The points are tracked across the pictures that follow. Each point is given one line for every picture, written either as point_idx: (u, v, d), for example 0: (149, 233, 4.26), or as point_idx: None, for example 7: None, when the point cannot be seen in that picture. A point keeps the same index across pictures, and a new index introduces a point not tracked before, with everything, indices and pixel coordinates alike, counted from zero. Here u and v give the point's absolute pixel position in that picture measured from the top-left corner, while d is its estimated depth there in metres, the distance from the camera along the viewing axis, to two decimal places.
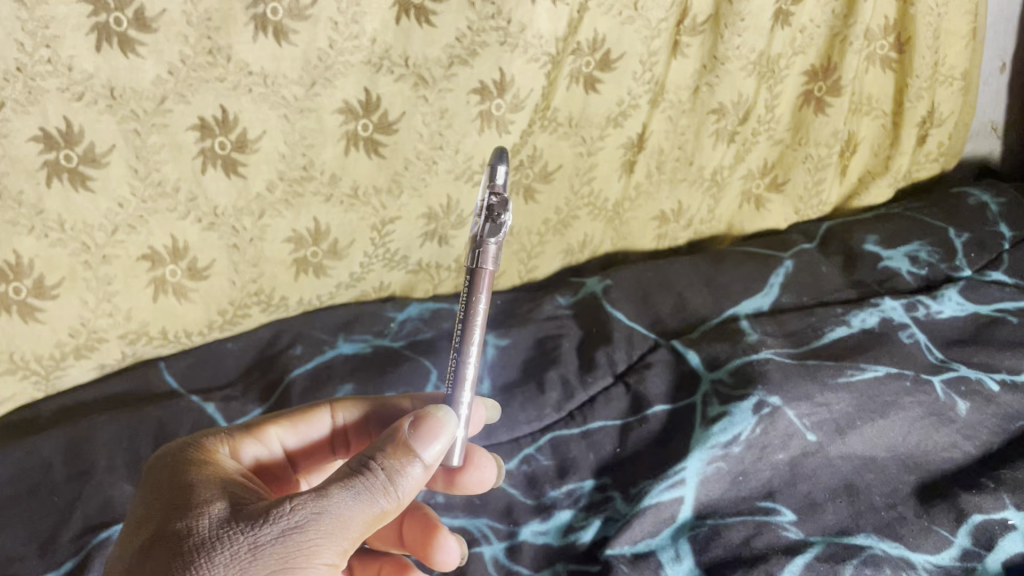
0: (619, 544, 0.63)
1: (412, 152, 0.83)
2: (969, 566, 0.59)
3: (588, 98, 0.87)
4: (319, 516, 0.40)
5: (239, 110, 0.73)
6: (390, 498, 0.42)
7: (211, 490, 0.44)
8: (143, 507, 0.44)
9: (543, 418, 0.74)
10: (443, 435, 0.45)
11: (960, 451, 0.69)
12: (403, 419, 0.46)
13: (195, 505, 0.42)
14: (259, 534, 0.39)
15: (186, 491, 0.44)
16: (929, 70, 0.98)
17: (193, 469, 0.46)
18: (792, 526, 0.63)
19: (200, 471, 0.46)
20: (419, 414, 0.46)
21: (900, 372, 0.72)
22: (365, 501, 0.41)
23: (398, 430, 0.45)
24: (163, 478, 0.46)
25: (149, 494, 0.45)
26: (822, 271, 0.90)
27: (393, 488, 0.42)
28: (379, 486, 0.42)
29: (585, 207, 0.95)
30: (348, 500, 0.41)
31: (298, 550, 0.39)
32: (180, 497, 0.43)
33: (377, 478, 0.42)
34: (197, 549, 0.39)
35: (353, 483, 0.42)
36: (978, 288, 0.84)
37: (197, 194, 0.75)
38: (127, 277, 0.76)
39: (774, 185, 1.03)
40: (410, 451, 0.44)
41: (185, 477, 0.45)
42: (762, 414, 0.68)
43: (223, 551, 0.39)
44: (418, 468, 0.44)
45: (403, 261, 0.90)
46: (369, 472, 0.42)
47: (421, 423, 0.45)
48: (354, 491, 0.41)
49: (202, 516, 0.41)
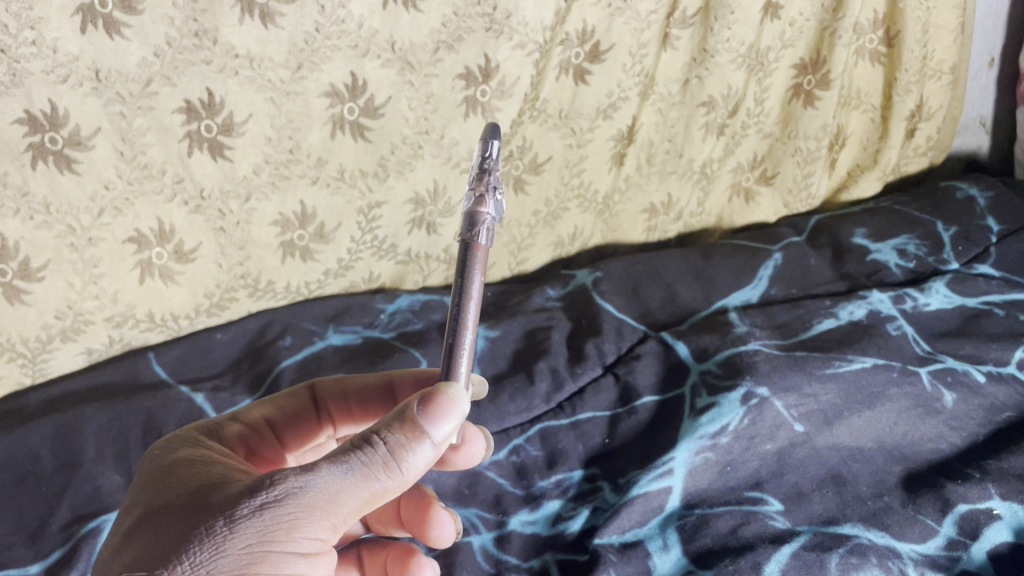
0: (608, 533, 0.63)
1: (399, 137, 0.82)
2: (954, 556, 0.60)
3: (577, 90, 0.87)
4: (300, 490, 0.39)
5: (225, 93, 0.72)
6: (390, 477, 0.41)
7: (195, 469, 0.43)
8: (137, 489, 0.44)
9: (532, 409, 0.74)
10: (455, 414, 0.43)
11: (947, 442, 0.69)
12: (416, 393, 0.44)
13: (184, 484, 0.42)
14: (236, 509, 0.39)
15: (172, 471, 0.44)
16: (917, 63, 0.99)
17: (180, 450, 0.46)
18: (779, 515, 0.64)
19: (187, 452, 0.46)
20: (431, 389, 0.44)
21: (887, 363, 0.73)
22: (358, 476, 0.40)
23: (409, 406, 0.43)
24: (152, 461, 0.46)
25: (143, 477, 0.45)
26: (810, 264, 0.90)
27: (395, 466, 0.41)
28: (379, 463, 0.41)
29: (575, 199, 0.95)
30: (336, 474, 0.40)
31: (278, 525, 0.38)
32: (164, 479, 0.43)
33: (377, 454, 0.41)
34: (182, 526, 0.39)
35: (350, 458, 0.41)
36: (965, 281, 0.84)
37: (183, 176, 0.75)
38: (114, 260, 0.76)
39: (763, 178, 1.04)
40: (417, 428, 0.42)
41: (177, 460, 0.45)
42: (750, 405, 0.69)
43: (201, 528, 0.39)
44: (427, 446, 0.42)
45: (392, 251, 0.90)
46: (370, 448, 0.41)
47: (432, 401, 0.43)
48: (344, 466, 0.40)
49: (190, 493, 0.41)
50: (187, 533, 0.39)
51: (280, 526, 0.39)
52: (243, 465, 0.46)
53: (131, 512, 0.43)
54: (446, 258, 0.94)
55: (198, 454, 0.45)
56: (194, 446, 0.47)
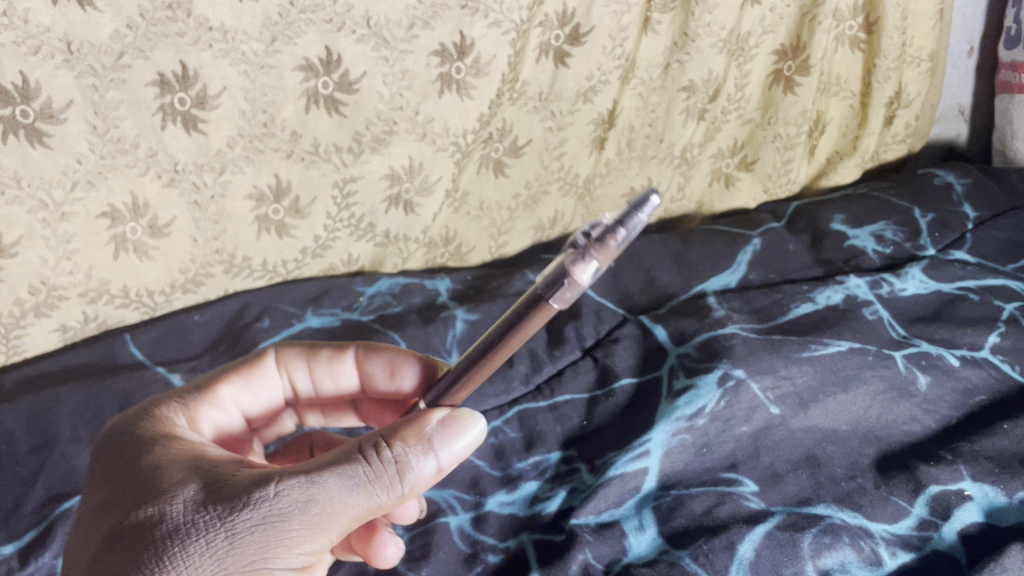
0: (584, 514, 0.63)
1: (373, 112, 0.81)
2: (925, 535, 0.60)
3: (557, 72, 0.87)
4: (304, 506, 0.40)
5: (200, 66, 0.72)
6: (396, 492, 0.42)
7: (179, 470, 0.43)
8: (111, 488, 0.44)
9: (511, 391, 0.75)
10: (470, 441, 0.44)
11: (920, 425, 0.70)
12: (433, 411, 0.45)
13: (167, 488, 0.42)
14: (238, 521, 0.40)
15: (155, 473, 0.43)
16: (896, 50, 0.98)
17: (155, 448, 0.45)
18: (754, 496, 0.64)
19: (160, 450, 0.45)
20: (448, 411, 0.45)
21: (862, 347, 0.73)
22: (363, 493, 0.41)
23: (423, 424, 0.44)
24: (124, 456, 0.45)
25: (117, 476, 0.44)
26: (788, 249, 0.91)
27: (400, 484, 0.42)
28: (386, 480, 0.42)
29: (555, 182, 0.96)
30: (341, 490, 0.41)
31: (279, 539, 0.40)
32: (145, 481, 0.43)
33: (384, 471, 0.42)
34: (172, 535, 0.40)
35: (358, 474, 0.41)
36: (941, 266, 0.85)
37: (157, 150, 0.74)
38: (87, 235, 0.75)
39: (743, 164, 1.04)
40: (425, 443, 0.43)
41: (154, 460, 0.44)
42: (726, 387, 0.69)
43: (202, 540, 0.40)
44: (434, 463, 0.43)
45: (370, 231, 0.90)
46: (378, 464, 0.42)
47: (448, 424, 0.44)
48: (350, 479, 0.41)
49: (175, 501, 0.41)
50: (184, 546, 0.40)
51: (285, 543, 0.40)
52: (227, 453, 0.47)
53: (109, 515, 0.42)
54: (425, 240, 0.93)
55: (177, 453, 0.45)
56: (166, 440, 0.46)
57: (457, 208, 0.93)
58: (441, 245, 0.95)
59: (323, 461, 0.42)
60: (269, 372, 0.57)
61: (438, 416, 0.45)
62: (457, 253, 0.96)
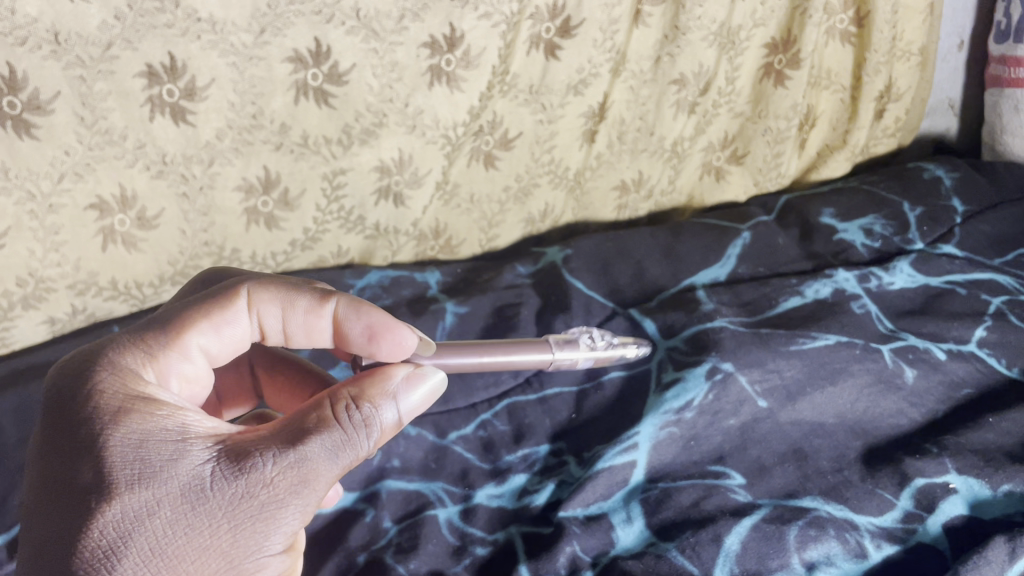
0: (572, 506, 0.63)
1: (362, 104, 0.81)
2: (910, 528, 0.61)
3: (548, 65, 0.87)
4: (302, 483, 0.44)
5: (188, 57, 0.72)
6: (368, 451, 0.48)
7: (163, 446, 0.44)
8: (82, 464, 0.43)
9: (499, 384, 0.74)
10: (423, 395, 0.52)
11: (906, 418, 0.70)
12: (392, 370, 0.51)
13: (155, 469, 0.43)
14: (243, 505, 0.43)
15: (131, 450, 0.43)
16: (887, 44, 0.99)
17: (124, 418, 0.44)
18: (741, 489, 0.64)
19: (128, 421, 0.44)
20: (406, 370, 0.52)
21: (850, 340, 0.74)
22: (347, 457, 0.46)
23: (386, 386, 0.50)
24: (88, 423, 0.44)
25: (86, 450, 0.43)
26: (778, 243, 0.91)
27: (374, 440, 0.48)
28: (364, 440, 0.48)
29: (546, 175, 0.96)
30: (331, 460, 0.46)
31: (281, 514, 0.44)
32: (127, 457, 0.43)
33: (361, 435, 0.47)
34: (177, 522, 0.42)
35: (341, 441, 0.46)
36: (929, 260, 0.85)
37: (146, 141, 0.74)
38: (75, 227, 0.75)
39: (734, 157, 1.04)
40: (388, 401, 0.50)
41: (129, 433, 0.44)
42: (715, 380, 0.70)
43: (209, 524, 0.43)
44: (394, 418, 0.50)
45: (360, 223, 0.90)
46: (356, 428, 0.47)
47: (406, 385, 0.51)
48: (336, 448, 0.46)
49: (170, 484, 0.43)
50: (193, 532, 0.42)
51: (282, 520, 0.44)
52: (194, 409, 0.47)
53: (88, 499, 0.42)
54: (415, 233, 0.93)
55: (148, 423, 0.45)
56: (130, 406, 0.45)
57: (447, 201, 0.93)
58: (431, 238, 0.95)
59: (300, 426, 0.46)
60: (241, 317, 0.54)
61: (397, 374, 0.51)
62: (447, 246, 0.96)
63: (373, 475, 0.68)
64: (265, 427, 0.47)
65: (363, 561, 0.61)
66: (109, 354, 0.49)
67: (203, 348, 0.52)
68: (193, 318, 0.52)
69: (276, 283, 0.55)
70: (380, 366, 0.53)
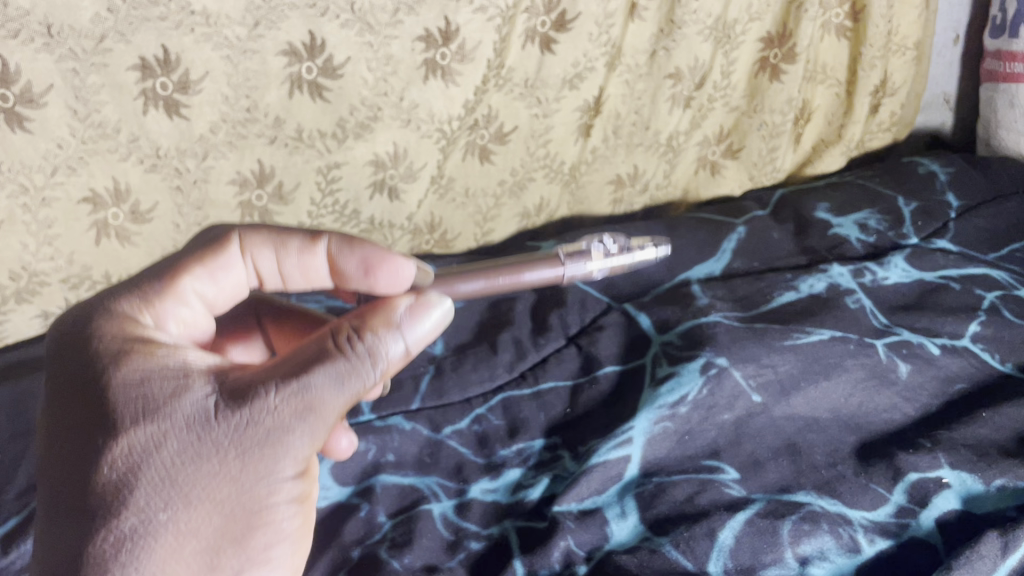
0: (567, 501, 0.64)
1: (357, 98, 0.81)
2: (903, 522, 0.61)
3: (543, 59, 0.87)
4: (302, 413, 0.42)
5: (182, 50, 0.71)
6: (374, 381, 0.44)
7: (162, 382, 0.42)
8: (88, 407, 0.42)
9: (494, 378, 0.75)
10: (434, 324, 0.47)
11: (901, 413, 0.70)
12: (397, 298, 0.47)
13: (154, 406, 0.41)
14: (244, 437, 0.41)
15: (131, 386, 0.42)
16: (882, 39, 0.98)
17: (124, 359, 0.43)
18: (735, 483, 0.65)
19: (127, 362, 0.43)
20: (411, 298, 0.47)
21: (844, 335, 0.74)
22: (350, 388, 0.43)
23: (390, 314, 0.46)
24: (91, 364, 0.44)
25: (93, 392, 0.43)
26: (772, 237, 0.91)
27: (378, 371, 0.44)
28: (368, 371, 0.44)
29: (541, 169, 0.96)
30: (332, 390, 0.43)
31: (285, 444, 0.42)
32: (126, 397, 0.42)
33: (365, 365, 0.44)
34: (179, 457, 0.41)
35: (344, 371, 0.43)
36: (924, 255, 0.85)
37: (139, 135, 0.74)
38: (69, 220, 0.75)
39: (729, 151, 1.05)
40: (393, 332, 0.45)
41: (130, 373, 0.43)
42: (709, 375, 0.70)
43: (210, 460, 0.41)
44: (400, 350, 0.45)
45: (354, 217, 0.90)
46: (358, 357, 0.44)
47: (411, 312, 0.46)
48: (338, 378, 0.43)
49: (169, 420, 0.41)
50: (194, 467, 0.41)
51: (287, 448, 0.42)
52: (195, 348, 0.46)
53: (94, 435, 0.41)
54: (410, 227, 0.93)
55: (149, 362, 0.43)
56: (131, 347, 0.44)
57: (442, 194, 0.93)
58: (426, 232, 0.95)
59: (297, 357, 0.43)
60: (234, 262, 0.53)
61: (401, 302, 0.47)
62: (442, 240, 0.96)
63: (368, 469, 0.68)
64: (268, 360, 0.44)
65: (357, 556, 0.60)
66: (109, 300, 0.48)
67: (200, 294, 0.51)
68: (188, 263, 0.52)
69: (267, 228, 0.54)
70: (387, 298, 0.49)
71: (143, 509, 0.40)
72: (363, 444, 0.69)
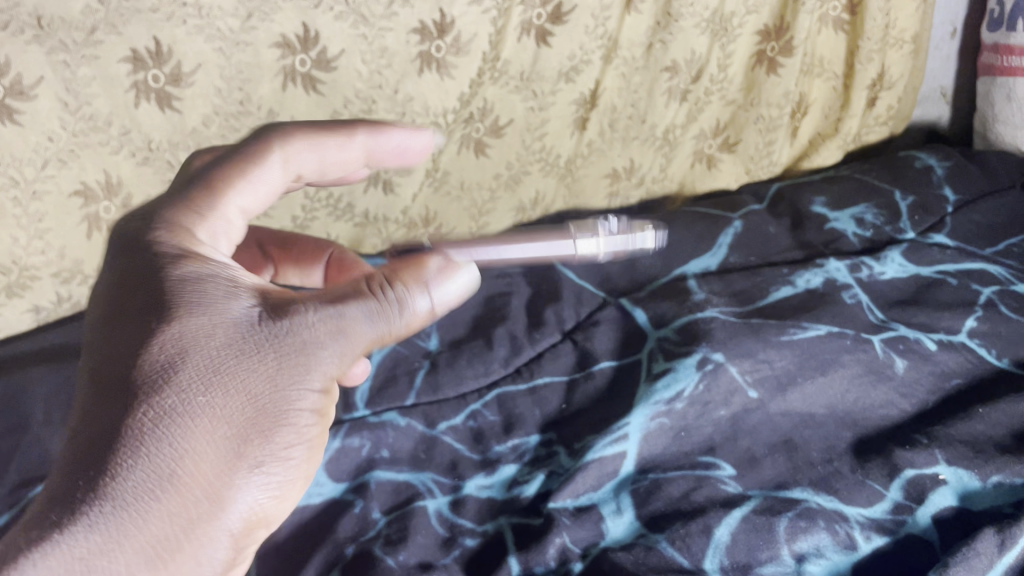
0: (562, 497, 0.63)
1: (351, 91, 0.80)
2: (900, 519, 0.61)
3: (539, 52, 0.86)
4: (331, 336, 0.41)
5: (173, 42, 0.70)
6: (402, 327, 0.43)
7: (211, 286, 0.41)
8: (133, 296, 0.40)
9: (490, 374, 0.75)
10: (464, 292, 0.45)
11: (897, 409, 0.70)
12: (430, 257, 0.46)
13: (198, 303, 0.40)
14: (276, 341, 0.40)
15: (183, 283, 0.40)
16: (879, 32, 0.98)
17: (179, 258, 0.42)
18: (731, 480, 0.64)
19: (182, 262, 0.41)
20: (445, 259, 0.46)
21: (840, 331, 0.74)
22: (377, 323, 0.42)
23: (423, 265, 0.44)
24: (144, 258, 0.42)
25: (140, 285, 0.41)
26: (769, 232, 0.91)
27: (405, 317, 0.42)
28: (398, 313, 0.42)
29: (536, 163, 0.95)
30: (363, 323, 0.41)
31: (312, 357, 0.40)
32: (172, 292, 0.40)
33: (395, 306, 0.42)
34: (211, 349, 0.38)
35: (376, 308, 0.42)
36: (919, 250, 0.85)
37: (131, 128, 0.73)
38: (60, 214, 0.74)
39: (725, 145, 1.04)
40: (424, 288, 0.43)
41: (181, 271, 0.41)
42: (705, 370, 0.70)
43: (242, 356, 0.39)
44: (429, 308, 0.44)
45: (349, 211, 0.89)
46: (390, 298, 0.42)
47: (444, 267, 0.45)
48: (371, 312, 0.42)
49: (210, 314, 0.39)
50: (225, 360, 0.38)
51: (320, 360, 0.40)
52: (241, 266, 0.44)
53: (142, 319, 0.39)
54: (405, 221, 0.93)
55: (202, 265, 0.42)
56: (185, 250, 0.42)
57: (437, 188, 0.92)
58: (421, 226, 0.94)
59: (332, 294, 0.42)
60: (274, 168, 0.48)
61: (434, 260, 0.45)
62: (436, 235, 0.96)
63: (363, 465, 0.67)
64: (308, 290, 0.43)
65: (351, 554, 0.60)
66: (152, 219, 0.44)
67: (241, 208, 0.47)
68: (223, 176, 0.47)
69: (303, 129, 0.50)
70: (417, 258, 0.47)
71: (179, 391, 0.37)
72: (358, 440, 0.68)
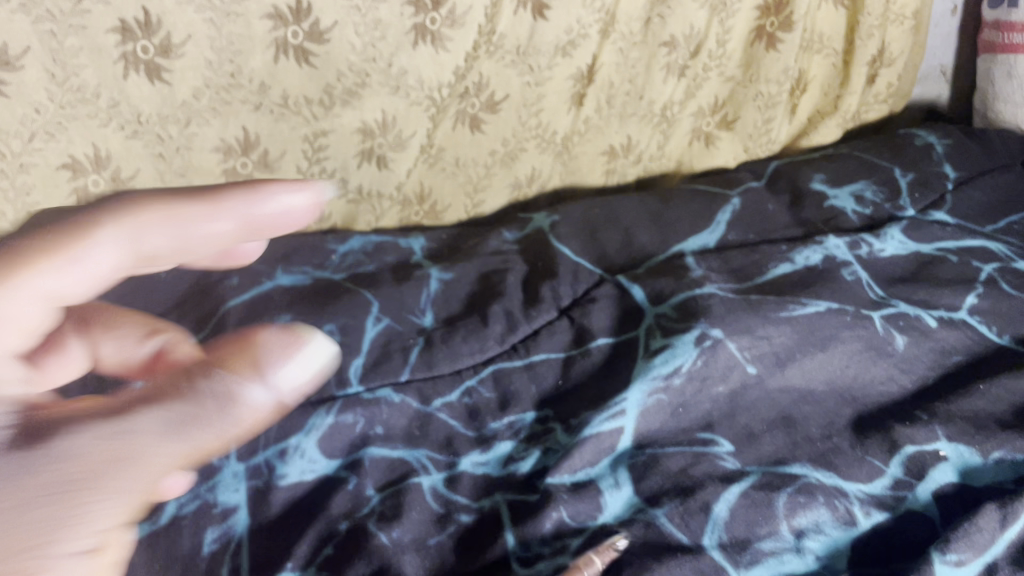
0: (558, 473, 0.63)
1: (344, 64, 0.79)
2: (900, 495, 0.60)
3: (536, 25, 0.85)
4: (117, 459, 0.32)
5: (162, 12, 0.69)
6: (230, 427, 0.34)
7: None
8: None
9: (485, 350, 0.73)
10: (316, 373, 0.36)
11: (897, 385, 0.69)
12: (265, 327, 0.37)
13: None
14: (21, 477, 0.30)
15: None
16: (881, 8, 0.97)
17: None
18: (730, 456, 0.64)
19: None
20: (283, 327, 0.37)
21: (841, 307, 0.72)
22: (187, 430, 0.34)
23: (255, 341, 0.36)
24: None
25: None
26: (768, 209, 0.90)
27: (228, 412, 0.34)
28: (217, 408, 0.34)
29: (532, 139, 0.94)
30: (163, 437, 0.33)
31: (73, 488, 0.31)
32: None
33: (213, 403, 0.34)
34: None
35: (181, 414, 0.34)
36: (920, 227, 0.84)
37: (119, 100, 0.72)
38: (48, 186, 0.74)
39: (724, 123, 1.03)
40: (254, 374, 0.35)
41: None
42: (704, 346, 0.68)
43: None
44: (264, 398, 0.35)
45: (342, 186, 0.87)
46: (204, 398, 0.34)
47: (284, 332, 0.36)
48: (165, 417, 0.34)
49: None
50: None
51: (88, 508, 0.31)
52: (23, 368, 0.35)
53: None
54: (399, 197, 0.91)
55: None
56: None
57: (432, 164, 0.91)
58: (416, 203, 0.93)
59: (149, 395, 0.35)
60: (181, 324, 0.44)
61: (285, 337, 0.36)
62: (432, 211, 0.95)
63: (356, 442, 0.66)
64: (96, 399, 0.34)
65: (345, 529, 0.59)
66: None
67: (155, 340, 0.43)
68: (27, 250, 0.34)
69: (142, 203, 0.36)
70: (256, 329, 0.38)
71: None
72: (351, 416, 0.66)
